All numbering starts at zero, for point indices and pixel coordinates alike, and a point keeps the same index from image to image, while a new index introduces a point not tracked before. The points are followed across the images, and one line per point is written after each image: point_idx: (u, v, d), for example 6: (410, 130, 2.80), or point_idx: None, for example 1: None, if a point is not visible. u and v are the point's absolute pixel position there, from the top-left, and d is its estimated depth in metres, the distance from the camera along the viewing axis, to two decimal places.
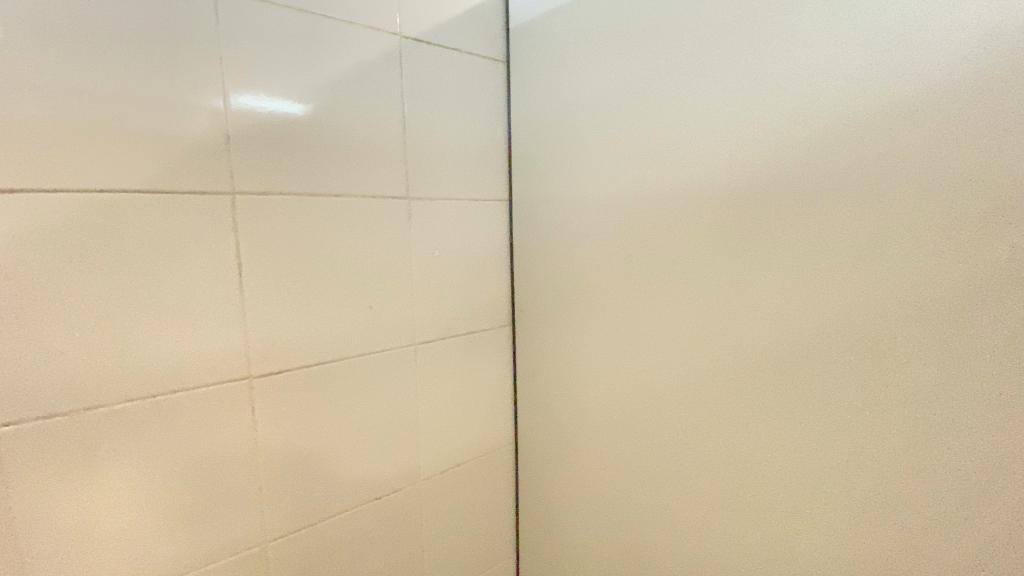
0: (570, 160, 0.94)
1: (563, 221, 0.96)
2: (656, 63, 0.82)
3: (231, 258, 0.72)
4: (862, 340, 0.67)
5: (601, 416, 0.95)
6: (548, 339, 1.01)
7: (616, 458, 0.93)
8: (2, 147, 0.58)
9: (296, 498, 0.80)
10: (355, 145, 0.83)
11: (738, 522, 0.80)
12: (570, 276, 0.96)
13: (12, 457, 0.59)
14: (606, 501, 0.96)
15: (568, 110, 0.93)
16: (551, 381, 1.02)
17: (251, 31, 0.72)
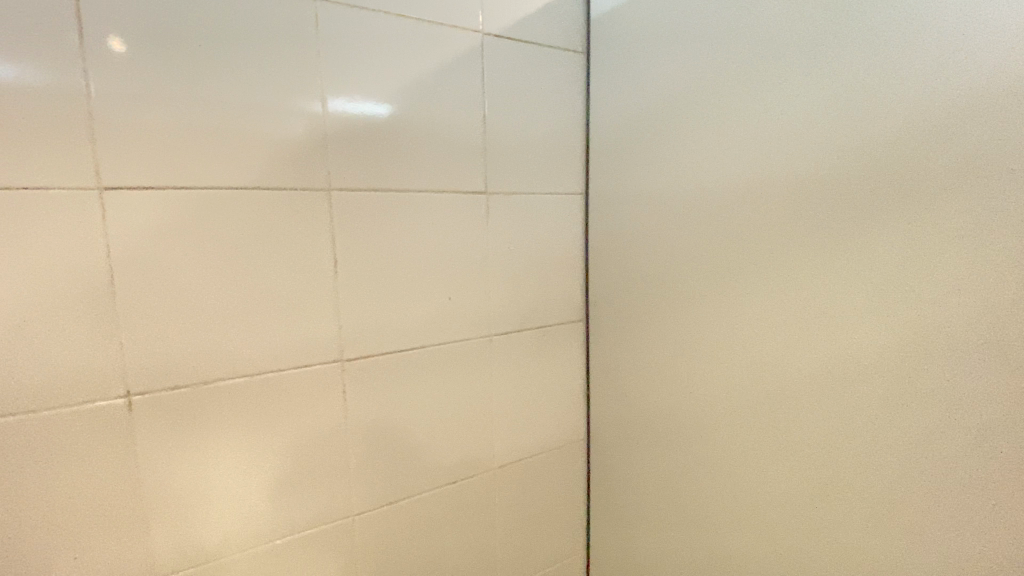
0: (648, 155, 0.92)
1: (639, 218, 0.94)
2: (742, 59, 0.78)
3: (324, 252, 0.77)
4: (891, 340, 0.67)
5: (669, 415, 0.93)
6: (618, 336, 1.01)
7: (680, 458, 0.92)
8: (134, 149, 0.64)
9: (380, 476, 0.85)
10: (434, 141, 0.85)
11: (758, 511, 0.82)
12: (644, 274, 0.94)
13: (144, 423, 0.67)
14: (668, 498, 0.95)
15: (648, 104, 0.91)
16: (620, 378, 1.02)
17: (342, 36, 0.75)
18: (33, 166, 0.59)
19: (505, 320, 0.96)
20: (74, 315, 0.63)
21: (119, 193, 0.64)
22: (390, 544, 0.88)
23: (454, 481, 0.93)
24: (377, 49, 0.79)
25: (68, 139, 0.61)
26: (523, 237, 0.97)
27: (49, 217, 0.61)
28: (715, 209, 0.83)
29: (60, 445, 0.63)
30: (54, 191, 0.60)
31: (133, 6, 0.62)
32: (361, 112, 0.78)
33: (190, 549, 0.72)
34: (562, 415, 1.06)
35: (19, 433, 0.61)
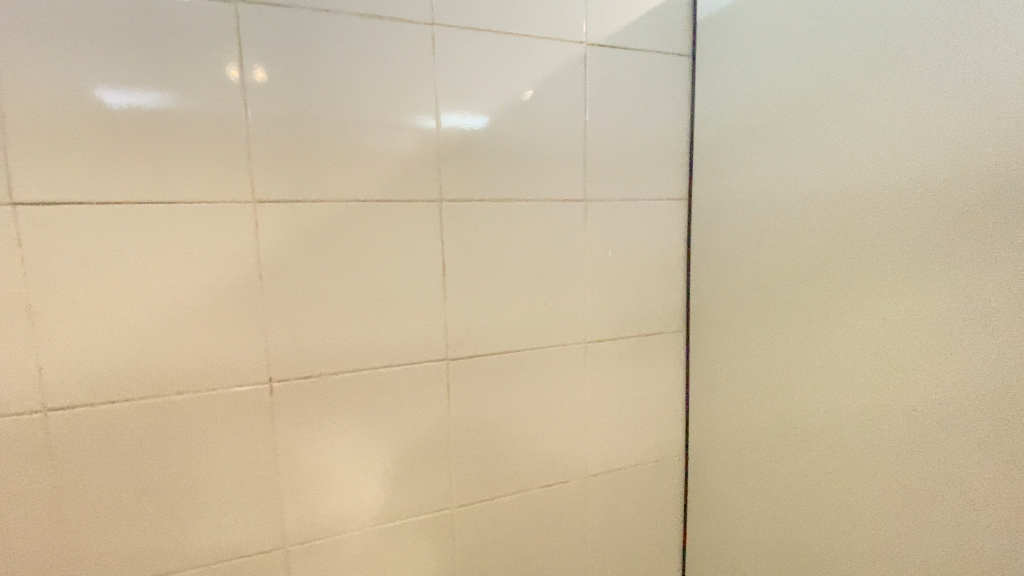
0: (755, 160, 0.88)
1: (744, 225, 0.90)
2: (857, 56, 0.72)
3: (433, 258, 0.82)
4: (920, 312, 0.67)
5: (763, 425, 0.90)
6: (721, 347, 0.97)
7: (765, 467, 0.90)
8: (279, 165, 0.73)
9: (479, 471, 0.89)
10: (536, 151, 0.88)
11: (810, 493, 0.83)
12: (750, 283, 0.90)
13: (282, 406, 0.77)
14: (758, 507, 0.92)
15: (756, 106, 0.87)
16: (721, 390, 0.98)
17: (451, 56, 0.81)
18: (202, 182, 0.70)
19: (603, 327, 0.96)
20: (230, 310, 0.73)
21: (268, 205, 0.73)
22: (487, 539, 0.91)
23: (549, 484, 0.95)
24: (485, 65, 0.83)
25: (228, 159, 0.71)
26: (623, 244, 0.96)
27: (213, 226, 0.71)
28: (829, 215, 0.77)
29: (216, 421, 0.74)
30: (217, 204, 0.71)
31: (280, 40, 0.71)
32: (469, 125, 0.83)
33: (313, 522, 0.80)
34: (661, 425, 1.04)
35: (187, 408, 0.72)
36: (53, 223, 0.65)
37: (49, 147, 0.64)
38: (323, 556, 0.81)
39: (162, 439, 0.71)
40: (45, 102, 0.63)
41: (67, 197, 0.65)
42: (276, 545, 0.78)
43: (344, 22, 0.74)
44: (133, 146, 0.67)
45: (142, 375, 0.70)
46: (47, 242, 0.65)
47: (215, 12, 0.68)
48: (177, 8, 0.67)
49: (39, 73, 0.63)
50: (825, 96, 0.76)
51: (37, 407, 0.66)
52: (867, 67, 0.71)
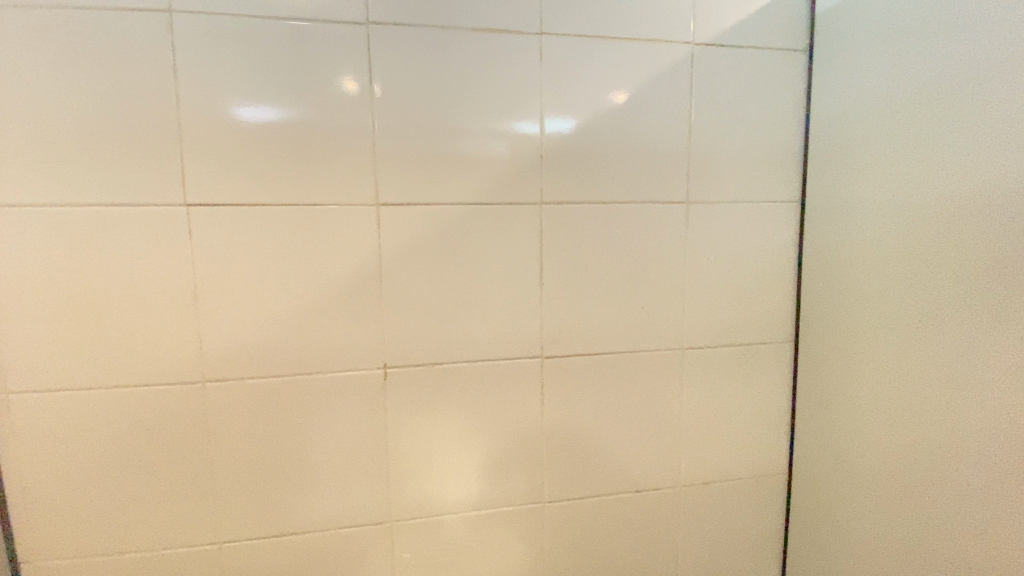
0: (866, 164, 0.81)
1: (855, 232, 0.84)
2: (982, 50, 0.64)
3: (532, 259, 0.85)
4: (1011, 313, 0.62)
5: (856, 438, 0.85)
6: (826, 360, 0.91)
7: (849, 475, 0.86)
8: (397, 171, 0.79)
9: (568, 470, 0.91)
10: (639, 154, 0.87)
11: (896, 505, 0.78)
12: (862, 294, 0.83)
13: (394, 391, 0.83)
14: (847, 525, 0.87)
15: (870, 105, 0.80)
16: (823, 405, 0.92)
17: (556, 62, 0.83)
18: (330, 187, 0.78)
19: (703, 333, 0.94)
20: (352, 301, 0.81)
21: (389, 207, 0.80)
22: (576, 537, 0.92)
23: (639, 489, 0.94)
24: (592, 69, 0.84)
25: (355, 165, 0.78)
26: (727, 248, 0.93)
27: (341, 225, 0.79)
28: (946, 220, 0.70)
29: (335, 401, 0.82)
30: (344, 206, 0.79)
31: (398, 55, 0.78)
32: (574, 130, 0.85)
33: (414, 503, 0.86)
34: (761, 440, 0.99)
35: (312, 387, 0.81)
36: (216, 222, 0.75)
37: (215, 157, 0.74)
38: (423, 534, 0.87)
39: (290, 413, 0.80)
40: (213, 118, 0.74)
41: (228, 199, 0.75)
42: (382, 520, 0.85)
43: (459, 37, 0.79)
44: (279, 155, 0.76)
45: (276, 357, 0.79)
46: (211, 237, 0.76)
47: (347, 34, 0.76)
48: (318, 33, 0.75)
49: (210, 94, 0.73)
50: (941, 93, 0.69)
51: (197, 377, 0.77)
52: (994, 61, 0.63)
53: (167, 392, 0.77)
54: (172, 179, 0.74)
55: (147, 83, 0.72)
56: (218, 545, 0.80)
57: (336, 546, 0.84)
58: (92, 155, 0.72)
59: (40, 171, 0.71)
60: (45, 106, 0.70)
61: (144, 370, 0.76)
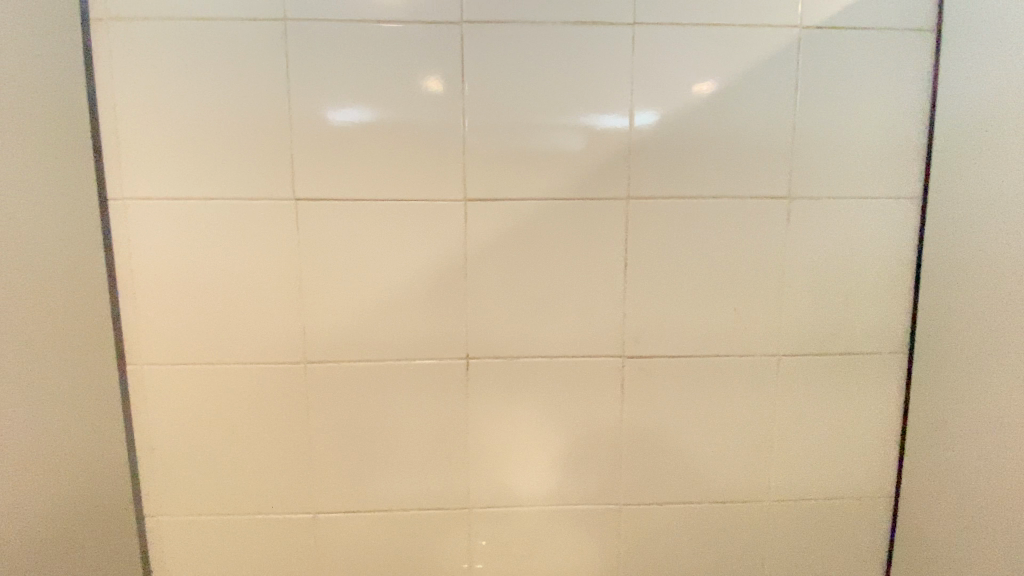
0: (1000, 154, 0.72)
1: (983, 230, 0.75)
2: None
3: (617, 255, 0.84)
4: None
5: (969, 455, 0.77)
6: (944, 372, 0.82)
7: (958, 494, 0.79)
8: (486, 166, 0.81)
9: (647, 472, 0.88)
10: (736, 147, 0.83)
11: (1009, 531, 0.70)
12: (989, 298, 0.74)
13: (478, 381, 0.85)
14: (955, 551, 0.79)
15: (1009, 87, 0.71)
16: (937, 420, 0.83)
17: (650, 52, 0.80)
18: (423, 183, 0.81)
19: (803, 338, 0.88)
20: (439, 292, 0.83)
21: (476, 202, 0.81)
22: (653, 542, 0.90)
23: (724, 499, 0.90)
24: (686, 59, 0.81)
25: (446, 161, 0.80)
26: (833, 248, 0.86)
27: (431, 219, 0.82)
28: None
29: (419, 388, 0.85)
30: (435, 201, 0.81)
31: (490, 52, 0.79)
32: (666, 123, 0.82)
33: (493, 492, 0.88)
34: (865, 457, 0.91)
35: (400, 373, 0.84)
36: (321, 217, 0.81)
37: (318, 154, 0.80)
38: (501, 524, 0.88)
39: (379, 396, 0.85)
40: (318, 118, 0.79)
41: (329, 193, 0.80)
42: (462, 506, 0.88)
43: (550, 31, 0.79)
44: (375, 151, 0.80)
45: (369, 342, 0.84)
46: (315, 229, 0.81)
47: (441, 34, 0.78)
48: (412, 34, 0.78)
49: (315, 95, 0.78)
50: None
51: (300, 358, 0.84)
52: None
53: (273, 370, 0.84)
54: (284, 176, 0.80)
55: (262, 86, 0.78)
56: (313, 515, 0.87)
57: (418, 527, 0.88)
58: (214, 151, 0.79)
59: (173, 170, 0.79)
60: (178, 112, 0.78)
61: (254, 349, 0.83)
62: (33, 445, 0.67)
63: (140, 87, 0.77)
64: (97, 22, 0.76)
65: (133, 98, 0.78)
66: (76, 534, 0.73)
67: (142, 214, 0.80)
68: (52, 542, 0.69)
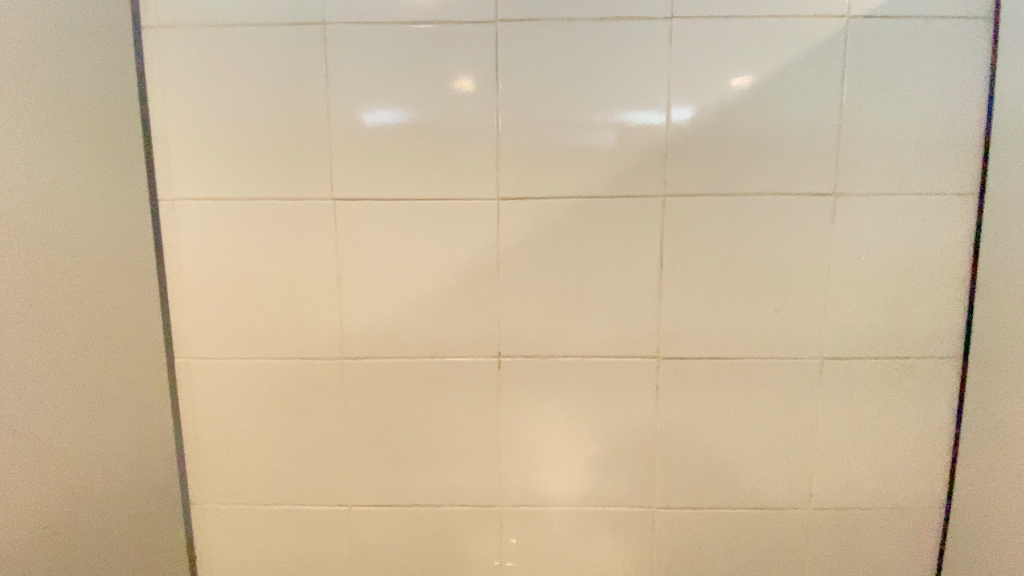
0: None
1: None
2: None
3: (652, 254, 0.82)
4: None
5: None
6: (1000, 379, 0.77)
7: (1013, 507, 0.74)
8: (520, 164, 0.81)
9: (681, 476, 0.87)
10: (778, 142, 0.80)
11: None
12: None
13: (511, 379, 0.85)
14: (1009, 568, 0.75)
15: None
16: (993, 429, 0.79)
17: (689, 47, 0.78)
18: (457, 182, 0.81)
19: (847, 341, 0.84)
20: (472, 290, 0.84)
21: (509, 201, 0.81)
22: (687, 547, 0.89)
23: (761, 504, 0.88)
24: (724, 52, 0.79)
25: (480, 159, 0.81)
26: (882, 248, 0.82)
27: (465, 218, 0.82)
28: None
29: (451, 385, 0.86)
30: (469, 199, 0.82)
31: (525, 50, 0.79)
32: (704, 119, 0.80)
33: (525, 491, 0.88)
34: (913, 466, 0.87)
35: (433, 370, 0.85)
36: (358, 216, 0.82)
37: (356, 153, 0.81)
38: (532, 522, 0.89)
39: (413, 392, 0.86)
40: (356, 119, 0.80)
41: (365, 192, 0.82)
42: (493, 503, 0.88)
43: (586, 27, 0.78)
44: (409, 150, 0.81)
45: (403, 339, 0.85)
46: (353, 227, 0.83)
47: (477, 33, 0.78)
48: (446, 33, 0.79)
49: (351, 96, 0.80)
50: None
51: (337, 354, 0.86)
52: None
53: (312, 365, 0.86)
54: (322, 176, 0.82)
55: (302, 88, 0.80)
56: (349, 507, 0.89)
57: (450, 523, 0.89)
58: (256, 153, 0.82)
59: (218, 170, 0.82)
60: (222, 115, 0.81)
61: (294, 344, 0.86)
62: (84, 436, 0.71)
63: (188, 92, 0.81)
64: (147, 30, 0.79)
65: (181, 102, 0.81)
66: (125, 520, 0.77)
67: (189, 214, 0.83)
68: (102, 528, 0.73)
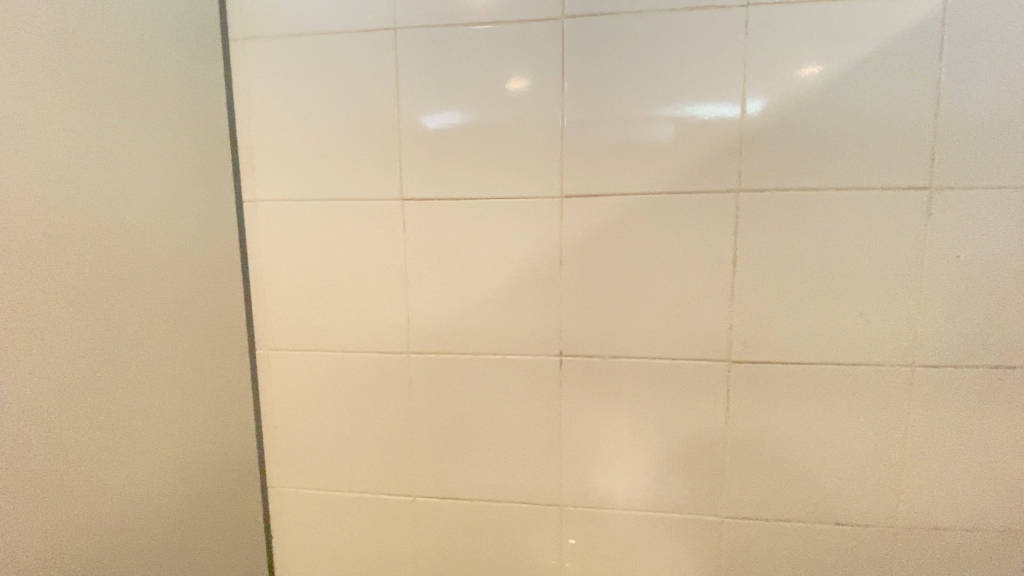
0: None
1: None
2: None
3: (722, 254, 0.79)
4: None
5: None
6: None
7: None
8: (584, 162, 0.80)
9: (751, 486, 0.83)
10: (865, 134, 0.74)
11: None
12: None
13: (572, 379, 0.85)
14: None
15: None
16: None
17: (766, 34, 0.74)
18: (521, 181, 0.81)
19: (943, 349, 0.77)
20: (534, 289, 0.84)
21: (572, 199, 0.81)
22: (757, 561, 0.84)
23: (841, 521, 0.82)
24: (800, 38, 0.73)
25: (544, 158, 0.80)
26: (987, 247, 0.74)
27: (528, 217, 0.82)
28: None
29: (512, 383, 0.86)
30: (533, 199, 0.82)
31: (590, 46, 0.77)
32: (782, 111, 0.75)
33: (586, 492, 0.87)
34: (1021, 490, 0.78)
35: (494, 367, 0.86)
36: (425, 214, 0.84)
37: (423, 154, 0.83)
38: (592, 524, 0.88)
39: (475, 388, 0.87)
40: (423, 121, 0.82)
41: (431, 193, 0.84)
42: (553, 503, 0.88)
43: (655, 20, 0.76)
44: (475, 151, 0.82)
45: (467, 336, 0.86)
46: (419, 227, 0.85)
47: (543, 31, 0.78)
48: (507, 33, 0.79)
49: (416, 99, 0.82)
50: None
51: (403, 349, 0.88)
52: None
53: (380, 359, 0.89)
54: (391, 177, 0.84)
55: (373, 93, 0.83)
56: (413, 498, 0.92)
57: (511, 519, 0.90)
58: (329, 156, 0.86)
59: (296, 173, 0.87)
60: (299, 120, 0.86)
61: (362, 340, 0.89)
62: (177, 429, 0.77)
63: (269, 100, 0.86)
64: (235, 43, 0.85)
65: (263, 110, 0.86)
66: (210, 507, 0.83)
67: (269, 214, 0.88)
68: (189, 516, 0.79)
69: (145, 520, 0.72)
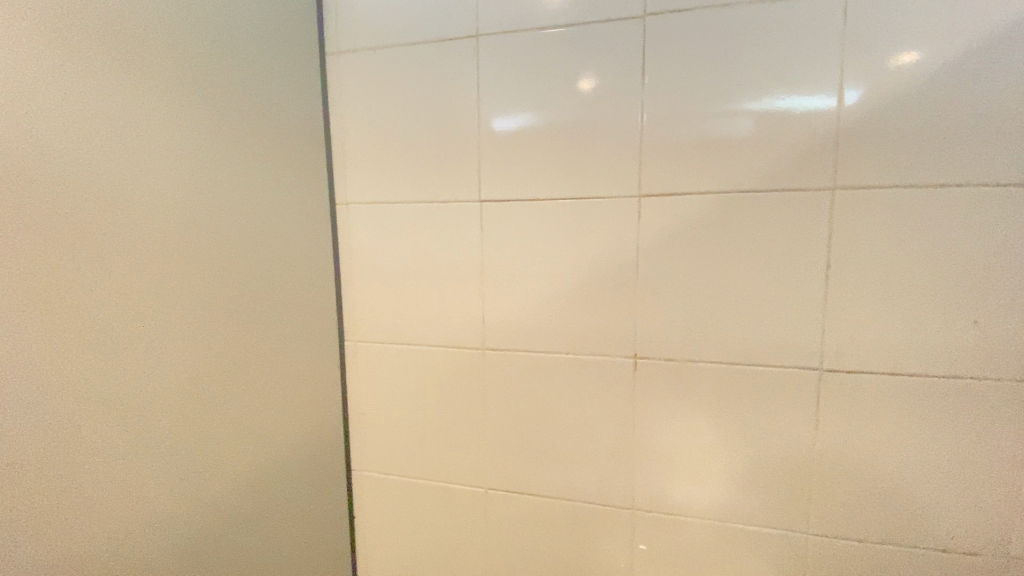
0: None
1: None
2: None
3: (811, 254, 0.74)
4: None
5: None
6: None
7: None
8: (662, 160, 0.78)
9: (840, 504, 0.77)
10: (985, 121, 0.67)
11: None
12: None
13: (647, 381, 0.84)
14: None
15: None
16: None
17: (867, 18, 0.69)
18: (597, 180, 0.81)
19: None
20: (608, 287, 0.83)
21: (650, 197, 0.79)
22: None
23: (949, 551, 0.74)
24: (907, 20, 0.67)
25: (621, 157, 0.80)
26: None
27: (603, 216, 0.82)
28: None
29: (585, 382, 0.87)
30: (610, 198, 0.81)
31: (671, 41, 0.76)
32: (884, 100, 0.69)
33: (658, 496, 0.85)
34: None
35: (568, 365, 0.87)
36: (502, 214, 0.87)
37: (501, 156, 0.85)
38: (665, 530, 0.86)
39: (548, 385, 0.89)
40: (502, 124, 0.85)
41: (510, 193, 0.86)
42: (625, 505, 0.87)
43: (742, 11, 0.73)
44: (552, 151, 0.83)
45: (541, 334, 0.88)
46: (496, 226, 0.87)
47: (623, 29, 0.77)
48: (583, 34, 0.79)
49: (497, 103, 0.85)
50: None
51: (479, 345, 0.91)
52: None
53: (457, 354, 0.93)
54: (470, 178, 0.88)
55: (456, 98, 0.87)
56: (485, 489, 0.94)
57: (580, 518, 0.90)
58: (413, 160, 0.90)
59: (382, 176, 0.93)
60: (386, 127, 0.91)
61: (439, 335, 0.93)
62: (279, 412, 0.85)
63: (360, 108, 0.92)
64: (332, 57, 0.92)
65: (356, 119, 0.93)
66: (297, 497, 0.89)
67: (358, 214, 0.95)
68: (285, 496, 0.86)
69: (252, 493, 0.80)
